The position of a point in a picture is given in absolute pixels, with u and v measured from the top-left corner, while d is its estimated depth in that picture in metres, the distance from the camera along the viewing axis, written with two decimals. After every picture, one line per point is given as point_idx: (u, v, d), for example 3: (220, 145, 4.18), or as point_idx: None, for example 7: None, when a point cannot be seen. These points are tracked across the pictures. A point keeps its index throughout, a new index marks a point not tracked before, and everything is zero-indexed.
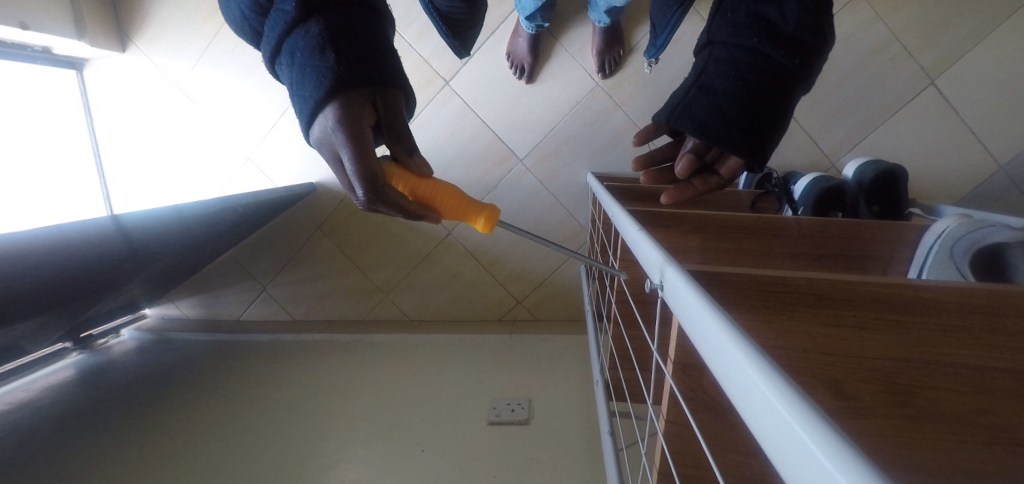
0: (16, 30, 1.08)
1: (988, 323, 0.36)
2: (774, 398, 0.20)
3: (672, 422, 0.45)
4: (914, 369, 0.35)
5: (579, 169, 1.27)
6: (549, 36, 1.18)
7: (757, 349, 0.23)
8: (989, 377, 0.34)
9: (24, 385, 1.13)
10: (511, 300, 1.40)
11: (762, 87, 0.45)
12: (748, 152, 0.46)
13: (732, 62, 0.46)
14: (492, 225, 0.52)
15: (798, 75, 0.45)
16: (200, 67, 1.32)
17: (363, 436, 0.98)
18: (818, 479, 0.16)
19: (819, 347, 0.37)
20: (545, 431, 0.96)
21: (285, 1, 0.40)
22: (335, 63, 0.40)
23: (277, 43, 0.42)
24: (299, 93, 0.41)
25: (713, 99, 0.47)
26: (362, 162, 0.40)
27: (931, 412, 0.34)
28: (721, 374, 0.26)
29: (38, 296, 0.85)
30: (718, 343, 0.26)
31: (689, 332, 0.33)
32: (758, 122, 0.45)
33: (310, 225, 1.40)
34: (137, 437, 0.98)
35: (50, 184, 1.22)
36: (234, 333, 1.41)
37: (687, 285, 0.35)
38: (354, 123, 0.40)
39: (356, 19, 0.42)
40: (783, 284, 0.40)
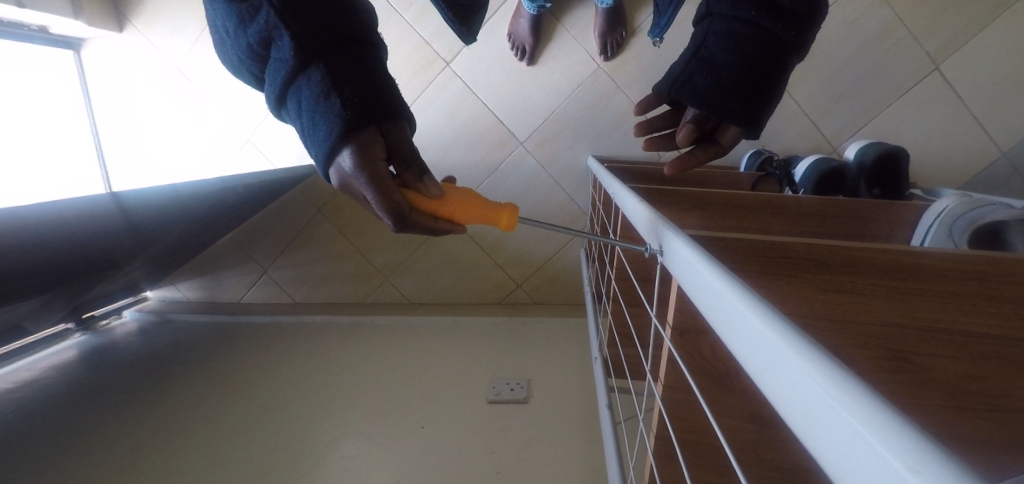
0: (12, 9, 1.07)
1: (983, 289, 0.36)
2: (785, 347, 0.20)
3: (672, 387, 0.45)
4: (910, 336, 0.35)
5: (580, 152, 1.27)
6: (550, 17, 1.17)
7: (767, 305, 0.24)
8: (982, 345, 0.34)
9: (28, 364, 1.14)
10: (511, 283, 1.40)
11: (760, 58, 0.45)
12: (748, 121, 0.46)
13: (731, 34, 0.46)
14: (516, 223, 0.48)
15: (794, 46, 0.45)
16: (199, 48, 1.32)
17: (362, 414, 1.00)
18: (828, 419, 0.17)
19: (818, 313, 0.38)
20: (544, 409, 0.97)
21: (283, 50, 0.40)
22: (341, 106, 0.38)
23: (280, 90, 0.42)
24: (311, 139, 0.41)
25: (712, 71, 0.47)
26: (385, 201, 0.40)
27: (926, 378, 0.34)
28: (741, 348, 0.25)
29: (42, 273, 0.86)
30: (741, 320, 0.25)
31: (696, 300, 0.33)
32: (755, 92, 0.45)
33: (310, 208, 1.40)
34: (140, 416, 0.99)
35: (49, 164, 1.21)
36: (235, 314, 1.41)
37: (695, 256, 0.34)
38: (369, 165, 0.39)
39: (354, 54, 0.41)
40: (782, 248, 0.41)
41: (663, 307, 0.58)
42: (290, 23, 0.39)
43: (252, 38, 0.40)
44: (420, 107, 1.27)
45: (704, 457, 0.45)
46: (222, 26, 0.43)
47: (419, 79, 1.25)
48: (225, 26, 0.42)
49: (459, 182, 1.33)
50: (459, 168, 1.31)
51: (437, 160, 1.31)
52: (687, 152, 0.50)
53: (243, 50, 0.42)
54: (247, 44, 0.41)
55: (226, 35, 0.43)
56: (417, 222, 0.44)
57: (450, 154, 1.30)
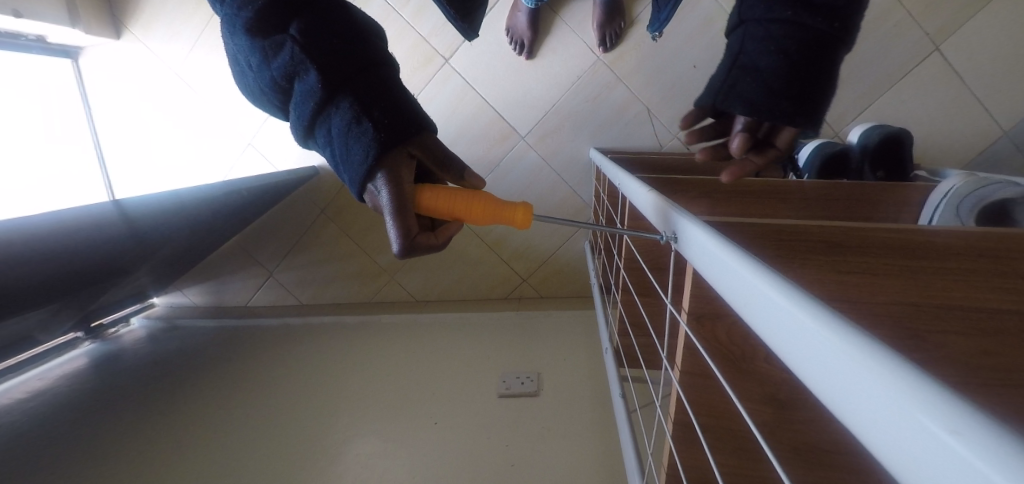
0: (10, 19, 1.06)
1: (996, 266, 0.37)
2: (813, 325, 0.21)
3: (688, 373, 0.45)
4: (924, 313, 0.36)
5: (582, 145, 1.27)
6: (548, 10, 1.16)
7: (796, 285, 0.24)
8: (998, 319, 0.34)
9: (38, 374, 1.14)
10: (516, 278, 1.41)
11: (806, 57, 0.42)
12: (802, 118, 0.43)
13: (769, 37, 0.44)
14: (531, 219, 0.47)
15: (840, 37, 0.41)
16: (197, 52, 1.31)
17: (375, 413, 1.00)
18: (866, 395, 0.17)
19: (833, 294, 0.39)
20: (555, 402, 0.97)
21: (309, 82, 0.43)
22: (373, 131, 0.42)
23: (306, 119, 0.45)
24: (344, 164, 0.44)
25: (756, 77, 0.45)
26: (403, 221, 0.42)
27: (940, 353, 0.35)
28: (766, 329, 0.25)
29: (49, 282, 0.86)
30: (763, 297, 0.25)
31: (714, 283, 0.33)
32: (806, 89, 0.43)
33: (314, 209, 1.40)
34: (153, 422, 0.99)
35: (50, 175, 1.21)
36: (242, 318, 1.41)
37: (711, 237, 0.35)
38: (396, 186, 0.42)
39: (375, 78, 0.44)
40: (796, 231, 0.41)
41: (676, 295, 0.58)
42: (313, 57, 0.42)
43: (276, 72, 0.43)
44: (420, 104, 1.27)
45: (722, 440, 0.46)
46: (242, 61, 0.45)
47: (419, 76, 1.25)
48: (247, 63, 0.45)
49: None
50: None
51: None
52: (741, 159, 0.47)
53: (267, 83, 0.45)
54: (271, 78, 0.44)
55: (247, 68, 0.45)
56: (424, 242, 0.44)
57: None
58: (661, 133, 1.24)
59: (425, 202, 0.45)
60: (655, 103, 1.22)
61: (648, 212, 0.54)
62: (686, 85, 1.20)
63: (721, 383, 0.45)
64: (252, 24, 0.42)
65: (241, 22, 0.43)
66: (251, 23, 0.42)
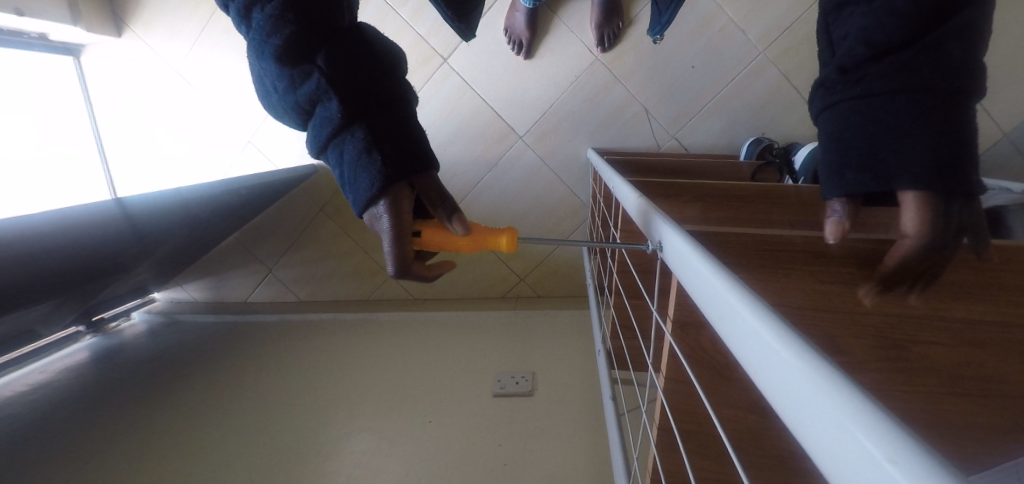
0: (12, 17, 1.08)
1: (979, 276, 0.37)
2: (774, 342, 0.21)
3: (673, 379, 0.45)
4: (909, 326, 0.39)
5: (580, 145, 1.27)
6: (547, 10, 1.16)
7: (763, 302, 0.24)
8: (978, 331, 0.38)
9: (40, 367, 1.16)
10: (514, 276, 1.41)
11: (913, 118, 0.34)
12: (929, 182, 0.33)
13: (853, 111, 0.37)
14: (517, 242, 0.48)
15: (955, 87, 0.33)
16: (197, 50, 1.32)
17: (372, 410, 1.01)
18: (815, 414, 0.17)
19: (815, 305, 0.40)
20: (549, 401, 0.98)
21: (330, 110, 0.43)
22: (382, 163, 0.43)
23: (322, 142, 0.45)
24: (351, 190, 0.45)
25: (851, 154, 0.37)
26: (400, 250, 0.45)
27: (921, 365, 0.39)
28: (733, 341, 0.26)
29: (51, 279, 0.87)
30: (735, 315, 0.25)
31: (691, 292, 0.34)
32: (924, 154, 0.33)
33: (313, 206, 1.41)
34: (153, 417, 1.01)
35: (53, 171, 1.22)
36: (242, 314, 1.43)
37: (692, 251, 0.34)
38: (397, 216, 0.44)
39: (391, 113, 0.45)
40: (780, 241, 0.41)
41: (664, 300, 0.58)
42: (337, 90, 0.43)
43: (301, 98, 0.44)
44: (419, 104, 1.27)
45: (704, 446, 0.46)
46: (266, 81, 0.45)
47: (418, 76, 1.25)
48: (271, 84, 0.45)
49: (459, 177, 1.33)
50: (460, 164, 1.31)
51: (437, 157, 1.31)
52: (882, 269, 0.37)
53: (289, 105, 0.45)
54: (294, 102, 0.44)
55: (269, 87, 0.45)
56: (417, 270, 0.47)
57: (449, 151, 1.30)
58: (658, 133, 1.24)
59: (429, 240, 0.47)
60: (652, 104, 1.22)
61: (635, 214, 0.55)
62: (684, 86, 1.20)
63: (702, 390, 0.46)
64: (279, 50, 0.42)
65: (268, 44, 0.43)
66: (279, 49, 0.43)
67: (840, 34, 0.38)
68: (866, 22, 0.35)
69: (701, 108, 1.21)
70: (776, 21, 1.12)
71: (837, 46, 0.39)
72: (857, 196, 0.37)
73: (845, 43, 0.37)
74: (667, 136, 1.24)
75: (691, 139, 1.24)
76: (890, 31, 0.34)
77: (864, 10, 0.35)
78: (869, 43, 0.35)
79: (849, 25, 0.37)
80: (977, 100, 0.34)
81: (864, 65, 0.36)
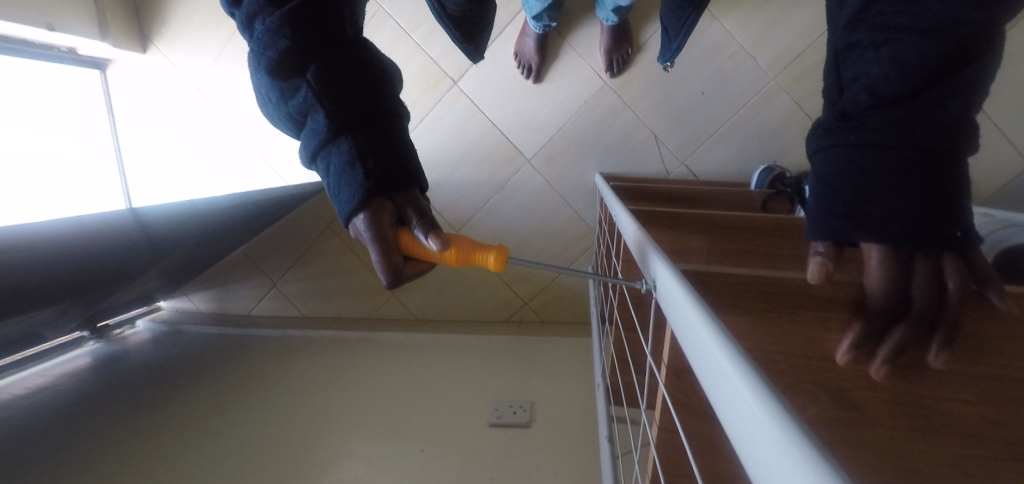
0: (43, 32, 1.13)
1: (1005, 327, 0.35)
2: (760, 412, 0.19)
3: (664, 429, 0.43)
4: (930, 382, 0.37)
5: (588, 169, 1.25)
6: (556, 36, 1.17)
7: (751, 362, 0.22)
8: (1005, 388, 0.35)
9: (42, 371, 1.17)
10: (518, 301, 1.39)
11: (907, 172, 0.34)
12: (917, 240, 0.33)
13: (848, 159, 0.37)
14: (506, 263, 0.47)
15: (948, 149, 0.33)
16: (217, 67, 1.36)
17: (365, 434, 0.98)
18: None
19: (821, 354, 0.40)
20: (546, 435, 0.94)
21: (318, 122, 0.43)
22: (365, 177, 0.42)
23: (311, 153, 0.45)
24: (335, 199, 0.44)
25: (843, 200, 0.36)
26: (388, 261, 0.44)
27: (942, 423, 0.37)
28: (718, 402, 0.23)
29: (57, 284, 0.89)
30: (722, 374, 0.23)
31: (681, 339, 0.32)
32: (915, 212, 0.33)
33: (320, 223, 1.42)
34: (144, 427, 1.00)
35: (71, 179, 1.26)
36: (244, 327, 1.43)
37: (683, 292, 0.33)
38: (377, 230, 0.43)
39: (380, 127, 0.45)
40: (783, 287, 0.41)
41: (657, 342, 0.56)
42: (326, 104, 0.43)
43: (292, 110, 0.44)
44: (427, 125, 1.28)
45: None
46: (258, 91, 0.45)
47: (427, 98, 1.27)
48: (263, 94, 0.45)
49: (466, 198, 1.32)
50: (466, 185, 1.31)
51: (444, 177, 1.31)
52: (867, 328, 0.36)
53: (280, 116, 0.45)
54: (285, 113, 0.44)
55: (261, 97, 0.45)
56: (409, 270, 0.48)
57: (456, 172, 1.30)
58: (667, 160, 1.22)
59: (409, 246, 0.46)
60: (662, 129, 1.20)
61: (633, 247, 0.54)
62: (694, 112, 1.18)
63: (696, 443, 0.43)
64: (269, 61, 0.42)
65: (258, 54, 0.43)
66: (273, 63, 0.42)
67: (849, 73, 0.38)
68: (874, 69, 0.35)
69: (711, 134, 1.19)
70: (789, 51, 1.10)
71: (845, 86, 0.39)
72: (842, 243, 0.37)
73: (854, 85, 0.37)
74: (677, 163, 1.22)
75: (701, 165, 1.21)
76: (894, 82, 0.33)
77: (873, 55, 0.35)
78: (873, 92, 0.35)
79: (858, 66, 0.37)
80: (969, 163, 0.34)
81: (865, 112, 0.36)
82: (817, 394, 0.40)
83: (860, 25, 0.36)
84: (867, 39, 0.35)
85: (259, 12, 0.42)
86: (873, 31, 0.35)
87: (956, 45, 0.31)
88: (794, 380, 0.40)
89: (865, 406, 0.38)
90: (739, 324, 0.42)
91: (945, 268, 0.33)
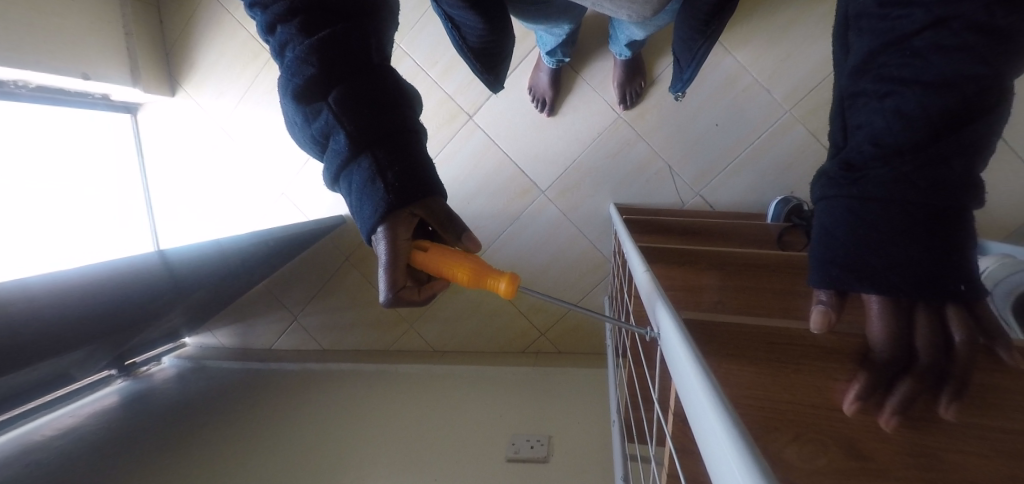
0: (79, 81, 1.20)
1: (1005, 381, 0.38)
2: None
3: (673, 477, 0.47)
4: (943, 433, 0.37)
5: (602, 200, 1.27)
6: (569, 70, 1.20)
7: (746, 437, 0.23)
8: (1017, 442, 0.36)
9: (72, 410, 1.21)
10: (534, 331, 1.40)
11: (913, 225, 0.33)
12: (915, 293, 0.33)
13: (851, 210, 0.36)
14: (515, 288, 0.46)
15: (954, 206, 0.33)
16: (241, 107, 1.42)
17: (384, 469, 0.99)
18: None
19: (828, 405, 0.40)
20: (564, 470, 0.93)
21: (339, 142, 0.45)
22: (385, 192, 0.44)
23: (334, 171, 0.47)
24: (358, 215, 0.47)
25: (850, 243, 0.36)
26: (393, 275, 0.47)
27: (955, 475, 0.36)
28: (715, 467, 0.24)
29: (93, 323, 0.92)
30: (717, 445, 0.24)
31: (681, 397, 0.32)
32: (920, 265, 0.33)
33: (339, 256, 1.46)
34: (168, 466, 1.02)
35: (101, 218, 1.32)
36: (266, 362, 1.46)
37: (682, 347, 0.35)
38: (393, 241, 0.46)
39: (399, 143, 0.46)
40: (787, 337, 0.45)
41: (666, 383, 0.56)
42: (347, 123, 0.44)
43: (316, 132, 0.46)
44: (443, 159, 1.31)
45: None
46: (288, 116, 0.47)
47: (443, 133, 1.30)
48: (293, 119, 0.47)
49: (481, 230, 1.35)
50: (482, 217, 1.33)
51: (460, 210, 1.34)
52: (872, 380, 0.36)
53: (308, 139, 0.47)
54: (312, 136, 0.46)
55: (290, 120, 0.48)
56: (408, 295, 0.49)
57: (472, 204, 1.33)
58: (681, 189, 1.23)
59: (420, 262, 0.48)
60: (676, 161, 1.22)
61: (642, 292, 0.54)
62: (708, 143, 1.19)
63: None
64: (294, 89, 0.44)
65: (285, 84, 0.45)
66: (298, 89, 0.44)
67: (854, 121, 0.38)
68: (877, 120, 0.35)
69: (726, 166, 1.20)
70: (801, 80, 1.11)
71: (851, 134, 0.39)
72: (845, 291, 0.37)
73: (858, 133, 0.37)
74: (691, 193, 1.23)
75: (716, 197, 1.22)
76: (898, 135, 0.34)
77: (876, 104, 0.36)
78: (877, 141, 0.35)
79: (863, 114, 0.37)
80: (973, 218, 0.33)
81: (868, 162, 0.36)
82: (827, 445, 0.39)
83: (866, 74, 0.37)
84: (873, 89, 0.36)
85: (290, 41, 0.44)
86: (878, 81, 0.35)
87: (960, 100, 0.31)
88: (798, 428, 0.40)
89: (876, 457, 0.38)
90: (741, 375, 0.44)
91: (950, 321, 0.33)
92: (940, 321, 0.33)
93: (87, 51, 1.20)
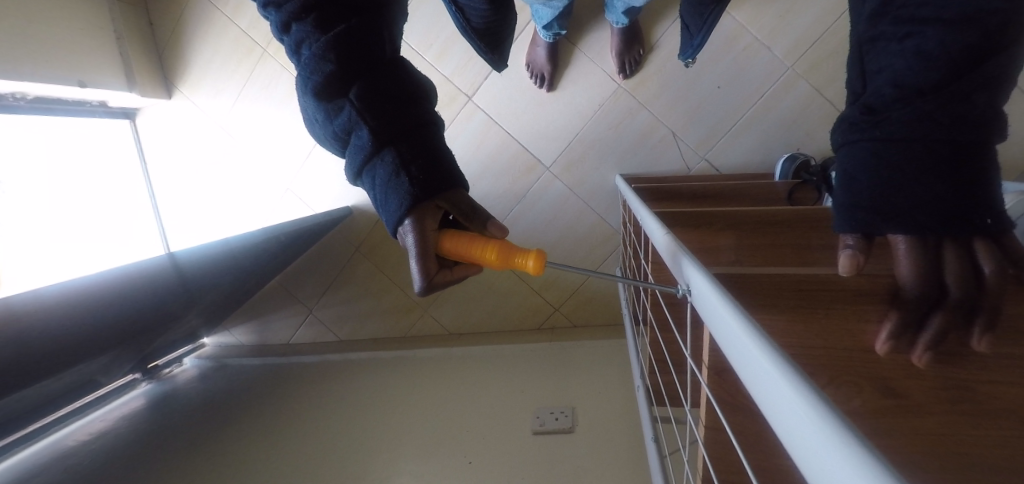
0: (75, 89, 1.19)
1: None
2: (810, 415, 0.20)
3: (711, 427, 0.48)
4: (977, 367, 0.38)
5: (607, 172, 1.26)
6: (566, 43, 1.18)
7: (797, 370, 0.23)
8: None
9: (101, 416, 1.23)
10: (548, 307, 1.41)
11: (937, 165, 0.33)
12: (944, 228, 0.32)
13: (874, 155, 0.36)
14: (544, 267, 0.47)
15: (976, 140, 0.32)
16: (238, 104, 1.41)
17: (412, 451, 1.01)
18: None
19: (862, 347, 0.41)
20: (591, 438, 0.95)
21: (362, 137, 0.44)
22: (410, 185, 0.43)
23: (356, 167, 0.46)
24: (382, 210, 0.46)
25: (878, 189, 0.35)
26: (425, 265, 0.45)
27: (988, 405, 0.37)
28: (769, 409, 0.24)
29: (116, 328, 0.93)
30: (768, 381, 0.24)
31: (723, 347, 0.32)
32: (947, 202, 0.32)
33: (349, 247, 1.46)
34: (204, 462, 1.04)
35: (110, 225, 1.32)
36: (285, 356, 1.47)
37: (718, 300, 0.35)
38: (421, 233, 0.45)
39: (418, 136, 0.45)
40: (818, 282, 0.44)
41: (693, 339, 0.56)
42: (368, 119, 0.43)
43: (337, 128, 0.45)
44: None
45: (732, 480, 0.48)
46: (308, 115, 0.46)
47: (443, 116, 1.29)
48: (313, 117, 0.46)
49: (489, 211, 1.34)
50: (489, 198, 1.33)
51: None
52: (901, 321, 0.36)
53: (328, 136, 0.46)
54: (333, 132, 0.45)
55: (309, 117, 0.47)
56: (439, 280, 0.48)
57: (477, 185, 1.32)
58: (686, 156, 1.22)
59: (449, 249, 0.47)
60: (679, 127, 1.21)
61: (664, 254, 0.54)
62: (710, 108, 1.18)
63: (740, 442, 0.44)
64: (315, 85, 0.43)
65: (303, 80, 0.44)
66: (319, 86, 0.43)
67: (873, 65, 0.38)
68: (897, 62, 0.35)
69: (730, 129, 1.19)
70: (802, 36, 1.10)
71: (869, 79, 0.38)
72: (870, 235, 0.36)
73: (878, 78, 0.37)
74: (696, 158, 1.22)
75: (721, 160, 1.22)
76: (919, 74, 0.33)
77: (896, 46, 0.35)
78: (898, 84, 0.35)
79: (882, 57, 0.36)
80: (996, 152, 0.33)
81: (890, 104, 0.35)
82: (862, 386, 0.40)
83: (885, 17, 0.36)
84: (892, 31, 0.36)
85: (306, 38, 0.44)
86: (897, 23, 0.35)
87: (984, 33, 0.31)
88: (832, 372, 0.41)
89: (910, 394, 0.39)
90: (772, 323, 0.44)
91: (976, 253, 0.33)
92: (968, 253, 0.33)
93: (80, 58, 1.19)
